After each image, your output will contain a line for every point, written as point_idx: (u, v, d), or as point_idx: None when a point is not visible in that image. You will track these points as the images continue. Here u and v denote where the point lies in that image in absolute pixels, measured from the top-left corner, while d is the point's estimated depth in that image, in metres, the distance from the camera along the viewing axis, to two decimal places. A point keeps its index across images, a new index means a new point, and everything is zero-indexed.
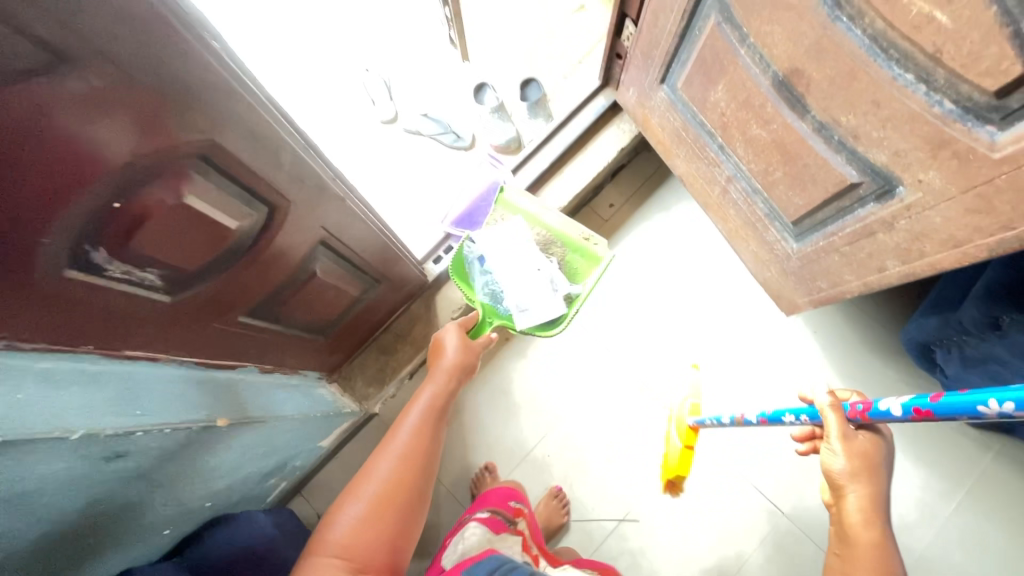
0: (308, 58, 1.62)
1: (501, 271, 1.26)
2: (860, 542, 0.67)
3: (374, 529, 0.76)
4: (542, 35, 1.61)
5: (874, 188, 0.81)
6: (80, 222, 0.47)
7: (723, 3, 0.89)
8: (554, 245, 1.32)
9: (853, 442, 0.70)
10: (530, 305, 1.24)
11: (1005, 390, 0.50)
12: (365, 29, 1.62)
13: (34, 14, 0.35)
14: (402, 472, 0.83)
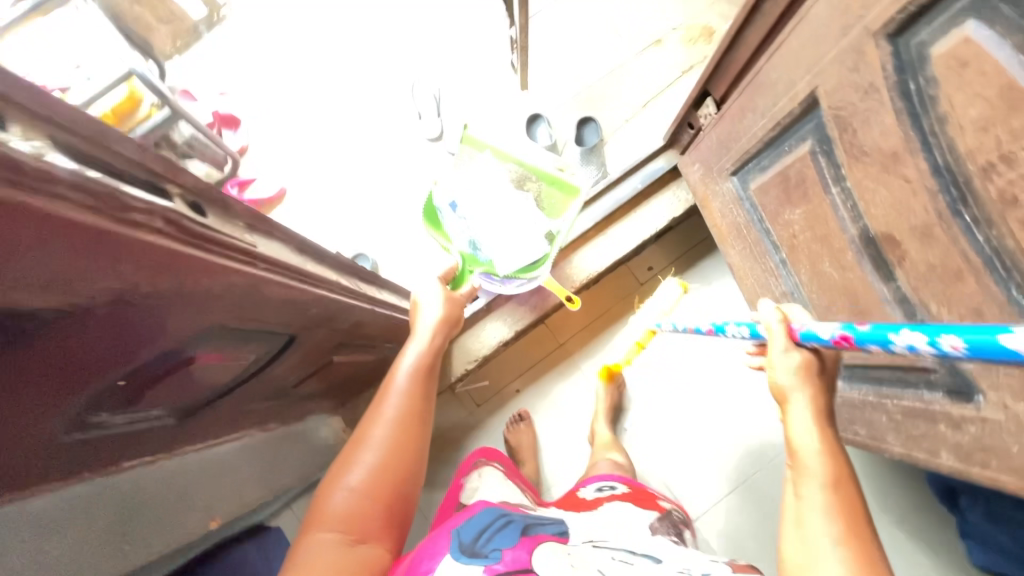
0: (360, 59, 1.54)
1: (477, 216, 1.15)
2: (807, 455, 0.57)
3: (376, 499, 0.70)
4: (608, 70, 1.49)
5: (947, 382, 0.75)
6: (84, 404, 0.45)
7: (823, 133, 0.78)
8: (531, 177, 1.19)
9: (804, 356, 0.60)
10: (511, 251, 1.16)
11: (924, 324, 0.44)
12: (422, 37, 1.53)
13: (37, 297, 0.34)
14: (400, 439, 0.75)
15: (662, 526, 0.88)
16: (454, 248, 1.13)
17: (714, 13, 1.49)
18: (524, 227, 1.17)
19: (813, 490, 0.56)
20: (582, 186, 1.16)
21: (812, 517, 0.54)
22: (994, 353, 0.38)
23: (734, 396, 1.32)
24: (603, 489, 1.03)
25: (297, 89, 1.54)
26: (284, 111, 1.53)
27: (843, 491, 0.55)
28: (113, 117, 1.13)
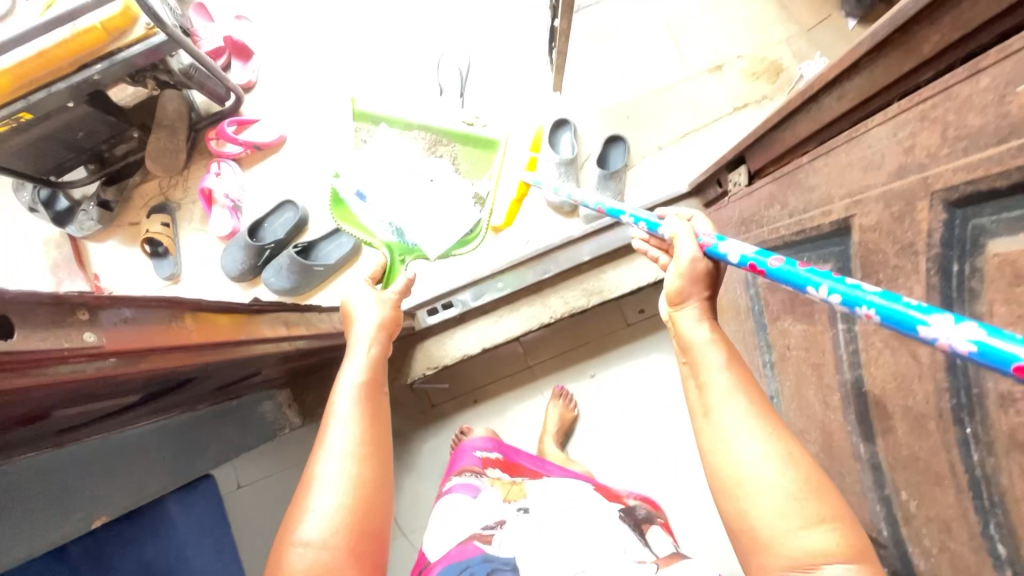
0: (391, 14, 1.42)
1: (380, 201, 1.34)
2: (698, 345, 0.55)
3: (346, 542, 0.53)
4: (654, 89, 1.37)
5: (896, 564, 0.67)
6: None
7: (845, 260, 0.67)
8: (444, 142, 1.34)
9: (695, 264, 0.61)
10: (435, 235, 1.32)
11: (841, 284, 0.48)
12: (461, 7, 1.40)
13: None
14: (362, 463, 0.57)
15: (627, 515, 0.79)
16: (379, 240, 1.32)
17: (788, 49, 1.37)
18: (442, 208, 1.33)
19: (718, 379, 0.52)
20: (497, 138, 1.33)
21: (722, 403, 0.50)
22: (901, 324, 0.43)
23: (689, 464, 1.25)
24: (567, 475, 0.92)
25: (319, 31, 1.42)
26: (300, 52, 1.42)
27: (738, 375, 0.52)
28: (103, 32, 1.04)
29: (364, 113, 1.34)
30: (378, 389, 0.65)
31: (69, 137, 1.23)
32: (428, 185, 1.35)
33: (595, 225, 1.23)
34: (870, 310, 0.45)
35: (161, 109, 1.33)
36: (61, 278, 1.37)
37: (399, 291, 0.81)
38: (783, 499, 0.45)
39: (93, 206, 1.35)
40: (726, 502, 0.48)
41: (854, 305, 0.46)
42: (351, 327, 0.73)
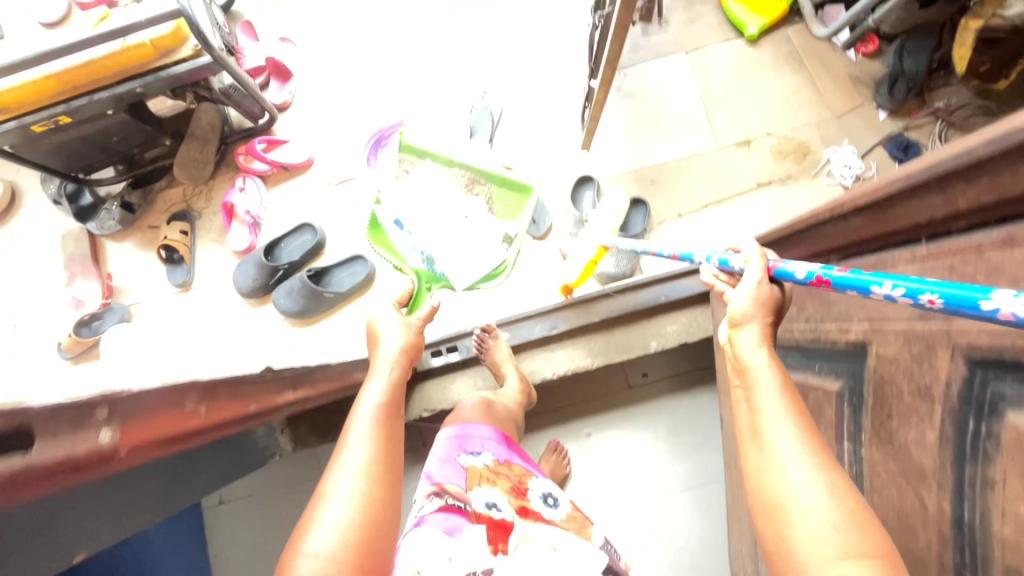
0: (432, 53, 1.44)
1: (421, 231, 1.34)
2: (756, 367, 0.55)
3: (355, 557, 0.54)
4: (680, 156, 1.39)
5: None
6: None
7: (857, 382, 0.67)
8: (481, 181, 1.34)
9: (762, 287, 0.61)
10: (465, 267, 1.32)
11: (905, 279, 0.46)
12: (501, 56, 1.42)
13: None
14: (377, 479, 0.59)
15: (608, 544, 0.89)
16: (409, 266, 1.34)
17: (816, 133, 1.39)
18: (474, 243, 1.33)
19: (773, 404, 0.51)
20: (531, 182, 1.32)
21: (772, 428, 0.50)
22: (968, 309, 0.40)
23: (678, 532, 1.26)
24: (548, 495, 0.89)
25: (360, 60, 1.45)
26: (339, 79, 1.44)
27: (792, 400, 0.51)
28: (152, 48, 1.07)
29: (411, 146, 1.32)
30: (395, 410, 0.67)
31: (103, 141, 1.25)
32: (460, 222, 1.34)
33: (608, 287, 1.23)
34: (931, 296, 0.43)
35: (195, 121, 1.35)
36: (75, 274, 1.40)
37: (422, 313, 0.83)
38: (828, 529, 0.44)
39: (116, 207, 1.37)
40: (769, 523, 0.47)
41: (913, 295, 0.44)
42: (375, 350, 0.74)
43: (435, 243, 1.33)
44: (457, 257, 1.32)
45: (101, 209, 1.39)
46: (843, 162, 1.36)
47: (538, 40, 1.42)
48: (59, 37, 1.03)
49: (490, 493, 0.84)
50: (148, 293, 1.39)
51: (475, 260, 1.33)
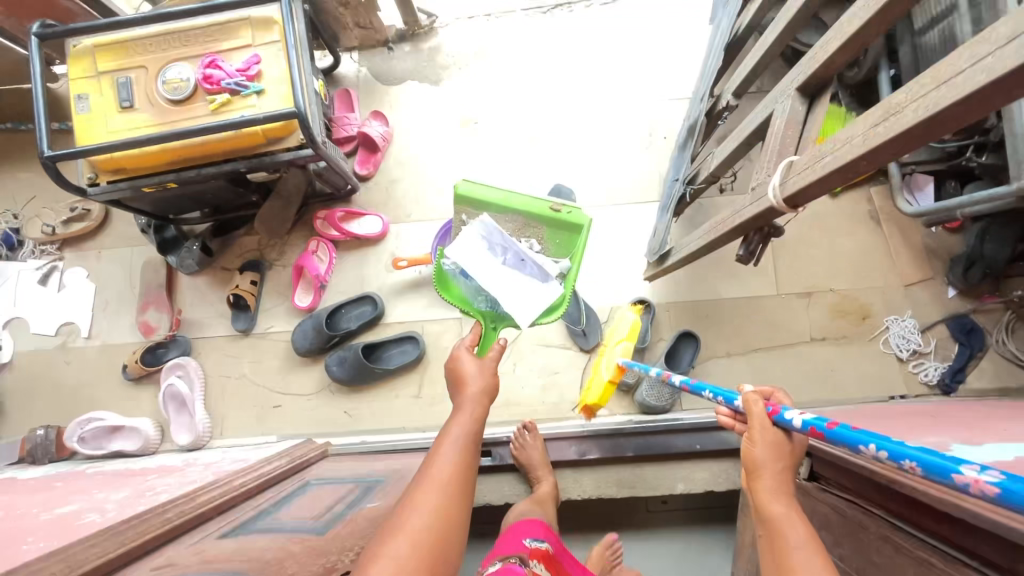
0: (516, 152, 1.49)
1: (479, 268, 1.09)
2: (780, 519, 0.61)
3: (424, 563, 0.59)
4: (737, 296, 1.41)
5: None
6: None
7: None
8: (534, 225, 1.17)
9: (764, 432, 0.64)
10: (532, 305, 1.10)
11: (887, 441, 0.51)
12: (581, 167, 1.47)
13: None
14: (445, 501, 0.67)
15: None
16: (474, 307, 1.18)
17: (880, 298, 1.39)
18: (532, 282, 1.12)
19: (802, 560, 0.58)
20: (586, 219, 1.12)
21: None
22: (1013, 494, 0.41)
23: None
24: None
25: (445, 146, 1.51)
26: (422, 160, 1.51)
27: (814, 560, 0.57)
28: (262, 135, 1.13)
29: (464, 197, 1.15)
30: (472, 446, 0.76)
31: (198, 196, 1.33)
32: (514, 262, 1.13)
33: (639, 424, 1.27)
34: (973, 468, 0.44)
35: (282, 182, 1.38)
36: (151, 300, 1.51)
37: (494, 352, 0.96)
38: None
39: (198, 248, 1.45)
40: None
41: (956, 465, 0.45)
42: (459, 391, 0.88)
43: (496, 288, 1.09)
44: (520, 298, 1.09)
45: (182, 245, 1.48)
46: (902, 334, 1.36)
47: (617, 157, 1.47)
48: (182, 120, 1.11)
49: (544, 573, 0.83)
50: (213, 332, 1.50)
51: (535, 295, 1.12)
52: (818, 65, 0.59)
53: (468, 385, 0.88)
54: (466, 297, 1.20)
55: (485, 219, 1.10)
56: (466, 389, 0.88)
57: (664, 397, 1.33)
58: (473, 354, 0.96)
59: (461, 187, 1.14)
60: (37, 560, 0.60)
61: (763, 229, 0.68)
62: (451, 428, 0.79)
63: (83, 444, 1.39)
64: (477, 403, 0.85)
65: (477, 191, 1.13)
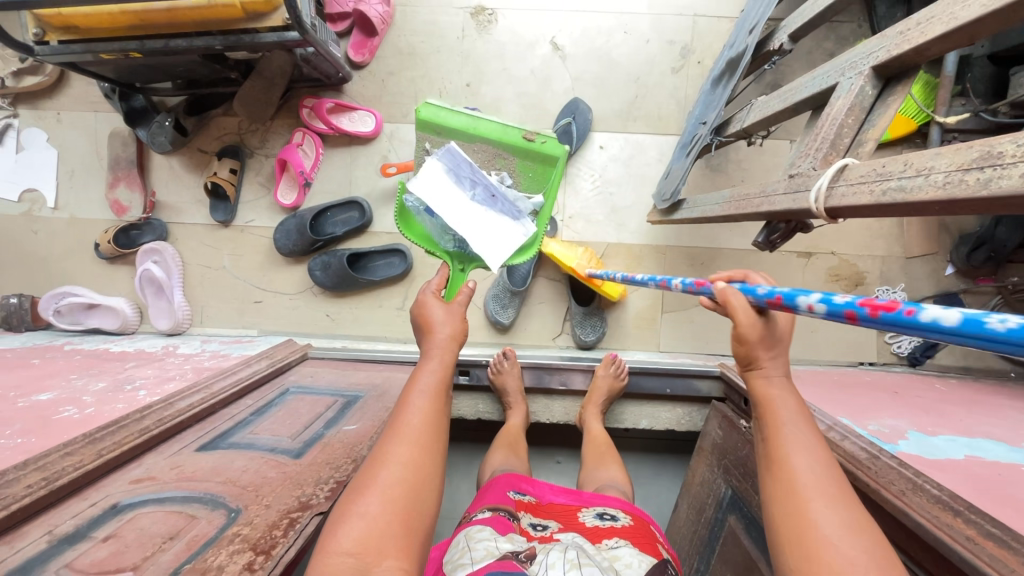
0: (534, 57, 1.32)
1: (441, 204, 0.94)
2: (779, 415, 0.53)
3: (400, 521, 0.54)
4: (739, 247, 1.37)
5: None
6: (23, 560, 0.52)
7: None
8: (505, 156, 0.97)
9: (750, 323, 0.53)
10: (500, 246, 0.97)
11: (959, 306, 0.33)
12: (603, 86, 1.32)
13: None
14: (418, 454, 0.60)
15: None
16: (439, 247, 1.04)
17: (878, 268, 1.38)
18: (497, 223, 0.98)
19: (790, 430, 0.52)
20: (562, 149, 0.95)
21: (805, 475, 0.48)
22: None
23: None
24: (602, 515, 0.78)
25: (452, 38, 1.33)
26: (427, 53, 1.34)
27: (802, 431, 0.51)
28: (241, 9, 0.97)
29: (425, 121, 0.95)
30: (444, 393, 0.68)
31: (167, 67, 1.18)
32: (483, 198, 0.98)
33: (608, 355, 1.30)
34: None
35: (265, 61, 1.24)
36: (121, 177, 1.42)
37: (460, 296, 0.85)
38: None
39: (170, 125, 1.34)
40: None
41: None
42: (426, 331, 0.76)
43: (462, 227, 0.94)
44: (485, 239, 0.95)
45: (153, 119, 1.36)
46: None
47: (641, 78, 1.32)
48: None
49: (539, 519, 0.76)
50: (190, 218, 1.44)
51: (501, 234, 0.98)
52: (908, 49, 0.50)
53: (434, 328, 0.77)
54: (431, 237, 1.05)
55: (452, 145, 0.94)
56: (433, 333, 0.75)
57: (596, 328, 1.37)
58: (440, 298, 0.82)
59: (422, 108, 0.94)
60: (9, 472, 0.60)
61: (791, 222, 0.64)
62: (419, 374, 0.69)
63: (59, 317, 1.37)
64: (446, 348, 0.74)
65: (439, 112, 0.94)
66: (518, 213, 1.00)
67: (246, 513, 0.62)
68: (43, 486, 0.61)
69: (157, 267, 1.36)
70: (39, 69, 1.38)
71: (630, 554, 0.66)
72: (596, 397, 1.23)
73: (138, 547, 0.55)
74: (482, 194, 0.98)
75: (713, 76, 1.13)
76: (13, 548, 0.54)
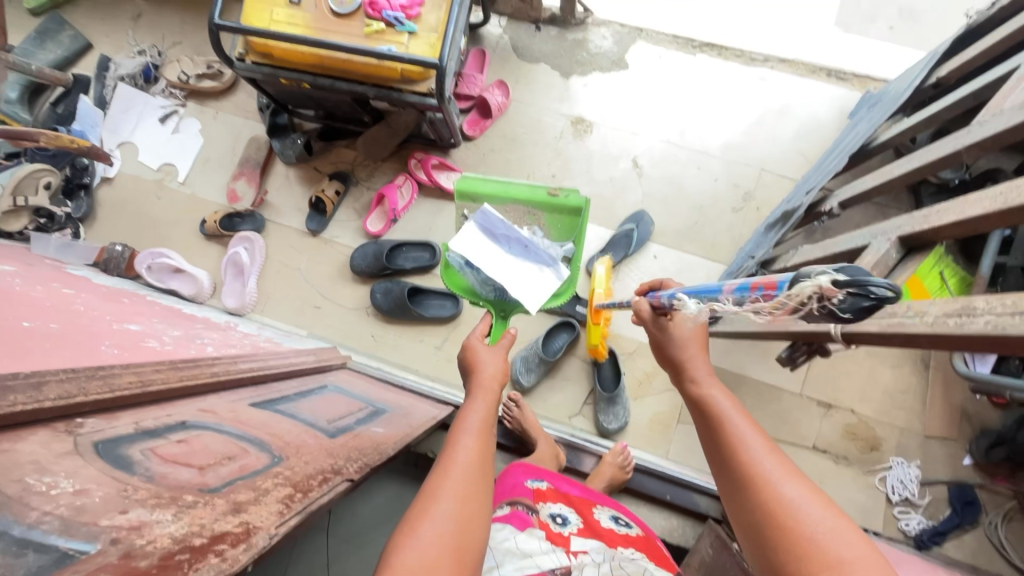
0: (615, 168, 1.53)
1: (480, 261, 1.10)
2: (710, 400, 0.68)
3: (451, 551, 0.58)
4: (763, 380, 1.46)
5: None
6: (117, 434, 0.62)
7: None
8: (535, 213, 1.17)
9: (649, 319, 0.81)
10: (538, 290, 1.11)
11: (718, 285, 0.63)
12: (669, 206, 1.50)
13: (104, 483, 0.51)
14: (466, 489, 0.65)
15: None
16: (483, 297, 1.19)
17: (895, 438, 1.41)
18: (529, 272, 1.12)
19: (721, 405, 0.66)
20: (583, 197, 1.12)
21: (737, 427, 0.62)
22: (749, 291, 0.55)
23: None
24: (615, 520, 0.92)
25: (551, 136, 1.56)
26: (527, 143, 1.57)
27: (727, 404, 0.66)
28: (400, 73, 1.22)
29: (464, 192, 1.16)
30: (490, 432, 0.75)
31: (321, 100, 1.44)
32: (518, 250, 1.13)
33: (619, 445, 1.35)
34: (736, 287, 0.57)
35: (397, 116, 1.49)
36: (244, 174, 1.66)
37: (503, 342, 0.98)
38: (831, 526, 0.50)
39: (301, 143, 1.60)
40: (780, 542, 0.51)
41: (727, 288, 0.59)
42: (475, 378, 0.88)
43: (501, 279, 1.09)
44: (519, 284, 1.10)
45: (289, 135, 1.62)
46: (901, 479, 1.37)
47: (703, 208, 1.49)
48: (338, 32, 1.22)
49: (554, 509, 0.88)
50: (287, 220, 1.64)
51: (531, 279, 1.12)
52: (927, 228, 0.63)
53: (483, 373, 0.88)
54: (473, 289, 1.20)
55: (485, 208, 1.08)
56: (479, 374, 0.88)
57: (619, 416, 1.42)
58: (485, 345, 0.96)
59: (461, 181, 1.15)
60: (118, 366, 0.72)
61: (812, 343, 0.74)
62: (466, 417, 0.77)
63: (149, 272, 1.56)
64: (490, 392, 0.84)
65: (476, 184, 1.15)
66: (550, 261, 1.14)
67: (287, 461, 0.71)
68: (137, 385, 0.71)
69: (245, 252, 1.55)
70: (218, 77, 1.70)
71: (650, 567, 0.79)
72: (597, 480, 1.25)
73: (203, 456, 0.64)
74: (516, 248, 1.13)
75: (768, 221, 1.27)
76: (109, 424, 0.64)
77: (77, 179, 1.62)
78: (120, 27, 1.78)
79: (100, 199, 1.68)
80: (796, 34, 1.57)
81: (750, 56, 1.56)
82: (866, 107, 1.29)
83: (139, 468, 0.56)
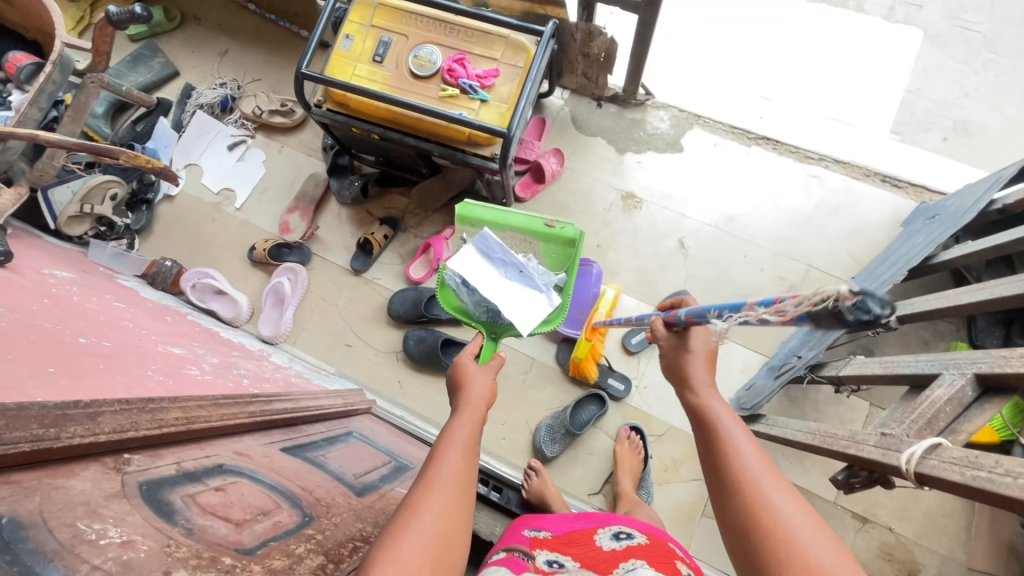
0: (661, 246, 1.54)
1: (474, 278, 1.11)
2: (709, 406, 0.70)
3: (428, 564, 0.56)
4: (796, 482, 1.39)
5: None
6: (160, 476, 0.62)
7: None
8: (532, 242, 1.18)
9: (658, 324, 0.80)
10: (530, 313, 1.10)
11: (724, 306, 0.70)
12: (712, 290, 1.49)
13: (150, 536, 0.50)
14: (450, 509, 0.63)
15: None
16: (474, 318, 1.17)
17: (936, 566, 1.32)
18: (522, 295, 1.11)
19: (717, 411, 0.69)
20: (577, 230, 1.15)
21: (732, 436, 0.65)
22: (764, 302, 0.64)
23: None
24: (619, 536, 0.79)
25: (600, 208, 1.59)
26: (577, 211, 1.60)
27: (723, 411, 0.68)
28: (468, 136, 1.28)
29: (463, 216, 1.18)
30: (474, 449, 0.74)
31: (385, 151, 1.51)
32: (513, 274, 1.13)
33: None
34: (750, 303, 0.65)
35: (454, 172, 1.55)
36: (298, 207, 1.72)
37: (493, 362, 0.96)
38: (812, 535, 0.54)
39: (358, 186, 1.66)
40: (769, 549, 0.54)
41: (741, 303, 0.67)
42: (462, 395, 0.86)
43: (494, 297, 1.09)
44: (509, 304, 1.09)
45: (347, 176, 1.69)
46: None
47: (747, 296, 1.48)
48: (413, 92, 1.28)
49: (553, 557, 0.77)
50: (333, 257, 1.68)
51: (521, 300, 1.11)
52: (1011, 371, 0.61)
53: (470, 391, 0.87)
54: (466, 309, 1.18)
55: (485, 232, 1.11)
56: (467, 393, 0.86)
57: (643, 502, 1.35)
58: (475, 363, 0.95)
59: (462, 208, 1.18)
60: (167, 400, 0.72)
61: (874, 472, 0.71)
62: (451, 433, 0.75)
63: (192, 291, 1.59)
64: (478, 407, 0.83)
65: (475, 210, 1.18)
66: (543, 287, 1.13)
67: (314, 519, 0.69)
68: (184, 423, 0.71)
69: (288, 283, 1.58)
70: (288, 115, 1.79)
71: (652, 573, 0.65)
72: None
73: (240, 509, 0.63)
74: (513, 271, 1.13)
75: None
76: (153, 463, 0.64)
77: (142, 194, 1.70)
78: (207, 60, 1.91)
79: (159, 215, 1.75)
80: (852, 138, 1.61)
81: (805, 154, 1.59)
82: (923, 218, 1.29)
83: (180, 518, 0.55)
